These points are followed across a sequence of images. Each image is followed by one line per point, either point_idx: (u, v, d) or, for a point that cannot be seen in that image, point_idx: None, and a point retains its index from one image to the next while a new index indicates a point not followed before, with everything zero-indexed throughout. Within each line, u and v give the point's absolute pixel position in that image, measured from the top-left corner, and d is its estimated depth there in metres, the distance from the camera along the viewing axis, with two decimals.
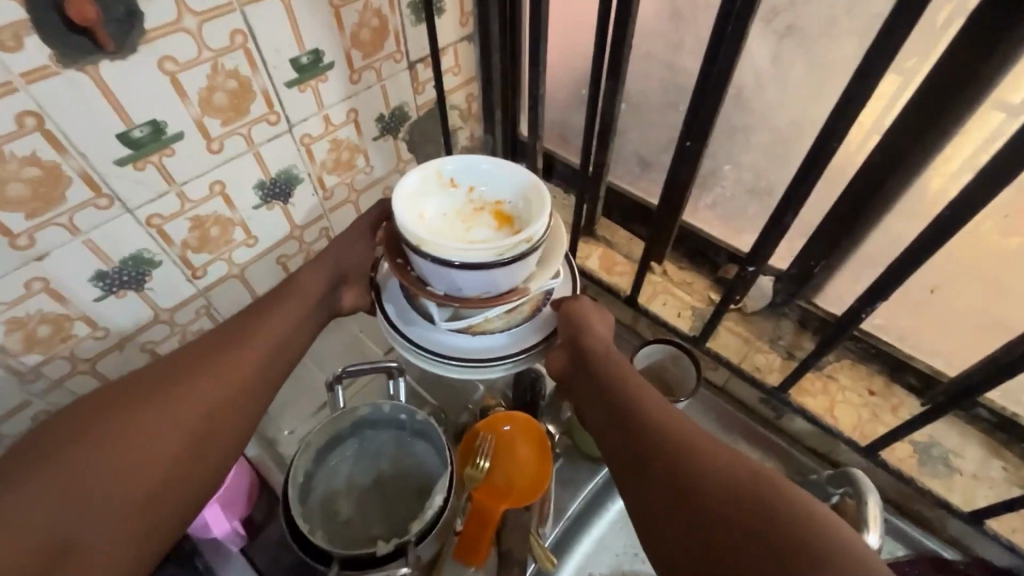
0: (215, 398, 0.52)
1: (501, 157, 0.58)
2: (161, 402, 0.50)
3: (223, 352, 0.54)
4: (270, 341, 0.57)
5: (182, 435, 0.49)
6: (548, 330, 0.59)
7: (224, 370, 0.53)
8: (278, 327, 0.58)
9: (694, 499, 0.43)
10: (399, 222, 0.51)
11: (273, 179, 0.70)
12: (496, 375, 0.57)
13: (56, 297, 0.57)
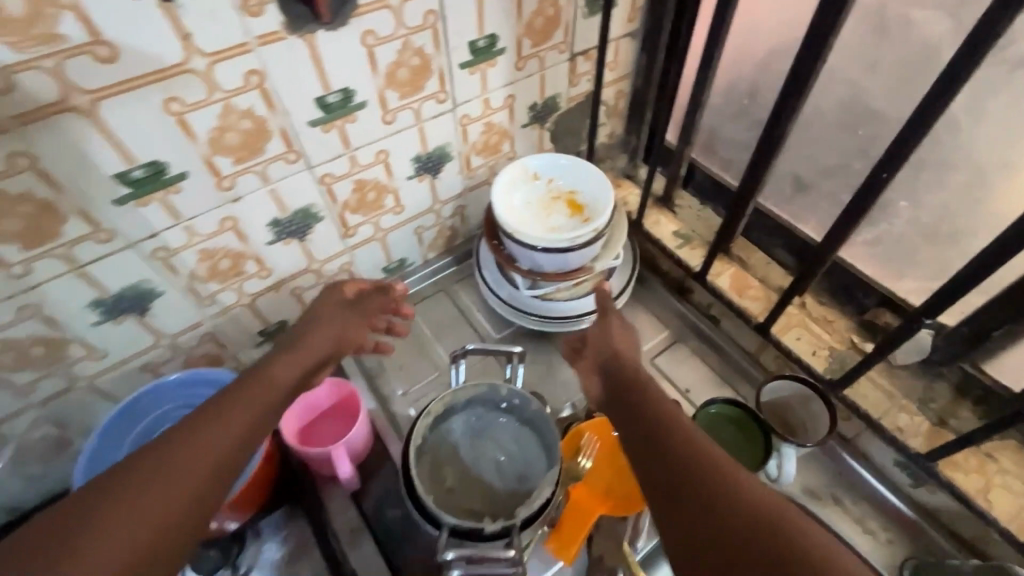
0: (225, 447, 0.48)
1: (578, 159, 0.77)
2: (182, 458, 0.46)
3: (218, 411, 0.50)
4: (278, 391, 0.55)
5: (182, 499, 0.44)
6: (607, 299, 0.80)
7: (229, 422, 0.50)
8: (280, 380, 0.56)
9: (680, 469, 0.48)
10: (498, 217, 0.73)
11: (429, 154, 0.74)
12: (563, 329, 0.81)
13: (239, 236, 0.64)
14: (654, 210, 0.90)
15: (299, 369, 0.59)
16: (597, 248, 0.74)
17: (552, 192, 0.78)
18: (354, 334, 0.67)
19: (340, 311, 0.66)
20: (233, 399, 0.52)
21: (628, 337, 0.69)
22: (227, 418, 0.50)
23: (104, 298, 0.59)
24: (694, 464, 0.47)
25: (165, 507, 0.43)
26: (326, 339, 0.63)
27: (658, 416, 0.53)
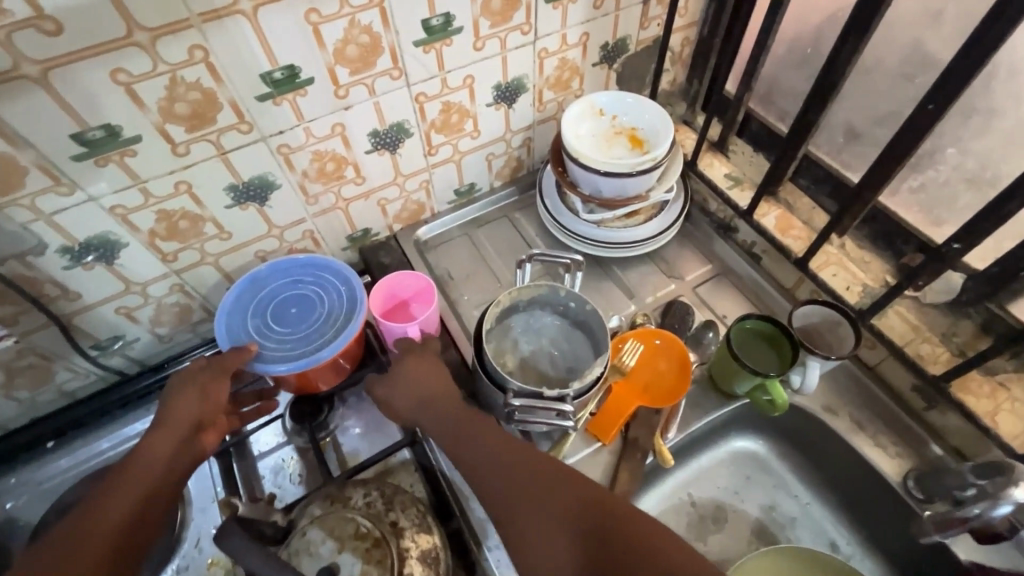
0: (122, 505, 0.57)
1: (642, 97, 0.84)
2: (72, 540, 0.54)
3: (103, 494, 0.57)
4: (158, 465, 0.61)
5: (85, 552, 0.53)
6: (659, 230, 0.88)
7: (118, 502, 0.57)
8: (160, 454, 0.61)
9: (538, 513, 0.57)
10: (566, 144, 0.81)
11: (507, 84, 0.82)
12: (615, 255, 0.89)
13: (344, 142, 0.74)
14: (709, 154, 0.96)
15: (178, 441, 0.63)
16: (653, 178, 0.82)
17: (616, 126, 0.86)
18: (221, 396, 0.67)
19: (187, 383, 0.66)
20: (117, 487, 0.58)
21: (426, 371, 0.69)
22: (103, 517, 0.56)
23: (237, 184, 0.71)
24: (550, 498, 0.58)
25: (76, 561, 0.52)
26: (192, 408, 0.65)
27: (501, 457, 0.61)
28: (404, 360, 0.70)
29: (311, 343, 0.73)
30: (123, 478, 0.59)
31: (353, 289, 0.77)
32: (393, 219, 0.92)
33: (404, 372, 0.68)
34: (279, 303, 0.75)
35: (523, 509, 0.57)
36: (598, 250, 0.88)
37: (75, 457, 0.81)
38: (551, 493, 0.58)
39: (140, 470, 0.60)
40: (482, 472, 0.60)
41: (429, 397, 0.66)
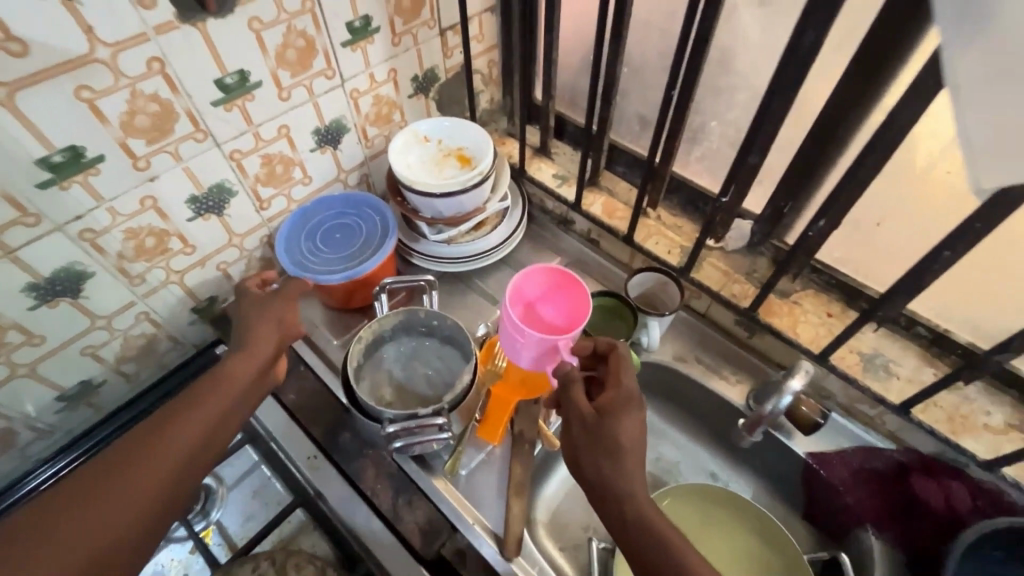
0: (201, 421, 0.58)
1: (458, 118, 0.90)
2: (167, 433, 0.56)
3: (182, 404, 0.59)
4: (234, 391, 0.62)
5: (179, 456, 0.56)
6: (504, 236, 0.95)
7: (205, 404, 0.59)
8: (236, 375, 0.63)
9: (637, 538, 0.55)
10: (398, 175, 0.84)
11: (327, 127, 0.83)
12: (470, 267, 0.94)
13: (160, 214, 0.71)
14: (536, 159, 1.05)
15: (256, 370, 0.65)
16: (486, 190, 0.87)
17: (442, 148, 0.90)
18: (291, 322, 0.70)
19: (263, 318, 0.69)
20: (201, 396, 0.60)
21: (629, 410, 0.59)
22: (191, 420, 0.58)
23: (37, 281, 0.64)
24: (651, 540, 0.54)
25: (169, 463, 0.55)
26: (267, 335, 0.68)
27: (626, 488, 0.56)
28: (616, 417, 0.59)
29: (350, 263, 0.84)
30: (202, 392, 0.60)
31: (387, 219, 0.87)
32: (240, 282, 0.88)
33: (612, 429, 0.58)
34: (325, 230, 0.86)
35: (629, 527, 0.55)
36: (455, 267, 0.94)
37: None
38: (650, 531, 0.54)
39: (228, 377, 0.62)
40: (609, 480, 0.57)
41: (617, 448, 0.57)
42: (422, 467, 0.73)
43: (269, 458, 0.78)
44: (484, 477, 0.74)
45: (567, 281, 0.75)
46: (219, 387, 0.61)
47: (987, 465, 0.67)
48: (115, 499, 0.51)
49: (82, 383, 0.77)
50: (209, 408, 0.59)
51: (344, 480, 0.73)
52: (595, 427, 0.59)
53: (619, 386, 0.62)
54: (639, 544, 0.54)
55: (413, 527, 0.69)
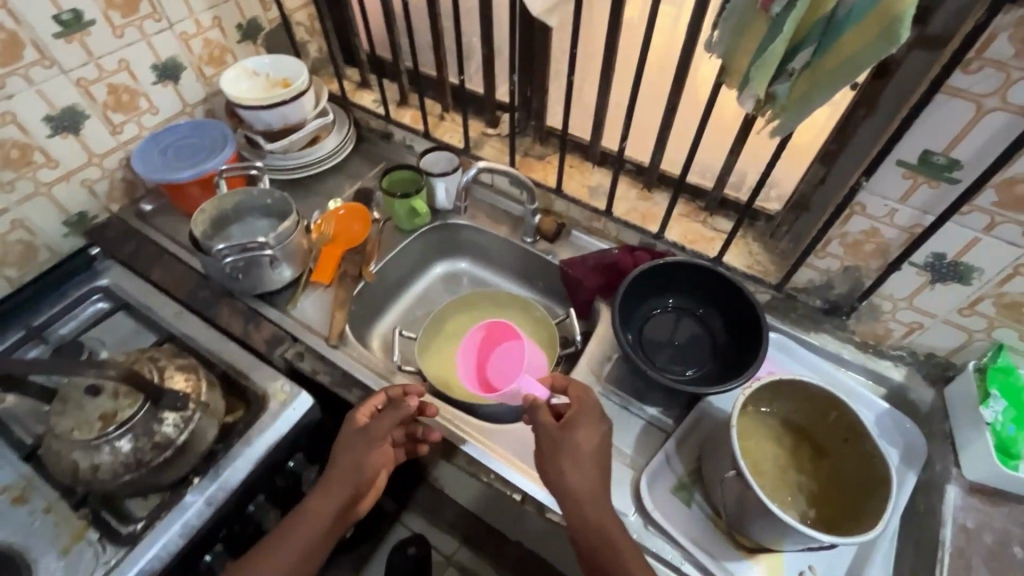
0: (331, 509, 0.75)
1: (276, 54, 1.13)
2: (304, 517, 0.74)
3: (321, 495, 0.76)
4: (320, 522, 0.74)
5: (310, 538, 0.73)
6: (333, 144, 1.17)
7: (333, 490, 0.76)
8: (343, 476, 0.77)
9: (599, 553, 0.67)
10: (229, 97, 1.07)
11: (164, 64, 1.04)
12: (307, 171, 1.15)
13: (20, 129, 0.89)
14: (359, 91, 1.29)
15: (339, 502, 0.75)
16: (305, 103, 1.10)
17: (270, 78, 1.13)
18: (380, 428, 0.78)
19: (356, 442, 0.79)
20: (331, 482, 0.77)
21: (592, 435, 0.72)
22: (321, 506, 0.75)
23: None
24: (603, 549, 0.67)
25: (305, 540, 0.73)
26: (356, 458, 0.78)
27: (592, 510, 0.68)
28: (571, 430, 0.72)
29: (191, 166, 1.04)
30: (297, 519, 0.74)
31: (226, 135, 1.09)
32: (107, 200, 1.06)
33: (569, 441, 0.71)
34: (176, 147, 1.07)
35: (592, 538, 0.68)
36: (296, 172, 1.15)
37: None
38: (603, 546, 0.67)
39: (312, 512, 0.74)
40: (582, 499, 0.69)
41: (575, 458, 0.70)
42: (269, 303, 0.97)
43: (143, 321, 0.96)
44: (318, 306, 0.98)
45: (487, 339, 0.95)
46: (310, 518, 0.74)
47: (659, 236, 0.99)
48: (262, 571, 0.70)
49: None
50: (333, 496, 0.75)
51: (206, 322, 0.94)
52: (558, 438, 0.72)
53: (581, 404, 0.75)
54: (598, 554, 0.67)
55: (260, 339, 0.91)
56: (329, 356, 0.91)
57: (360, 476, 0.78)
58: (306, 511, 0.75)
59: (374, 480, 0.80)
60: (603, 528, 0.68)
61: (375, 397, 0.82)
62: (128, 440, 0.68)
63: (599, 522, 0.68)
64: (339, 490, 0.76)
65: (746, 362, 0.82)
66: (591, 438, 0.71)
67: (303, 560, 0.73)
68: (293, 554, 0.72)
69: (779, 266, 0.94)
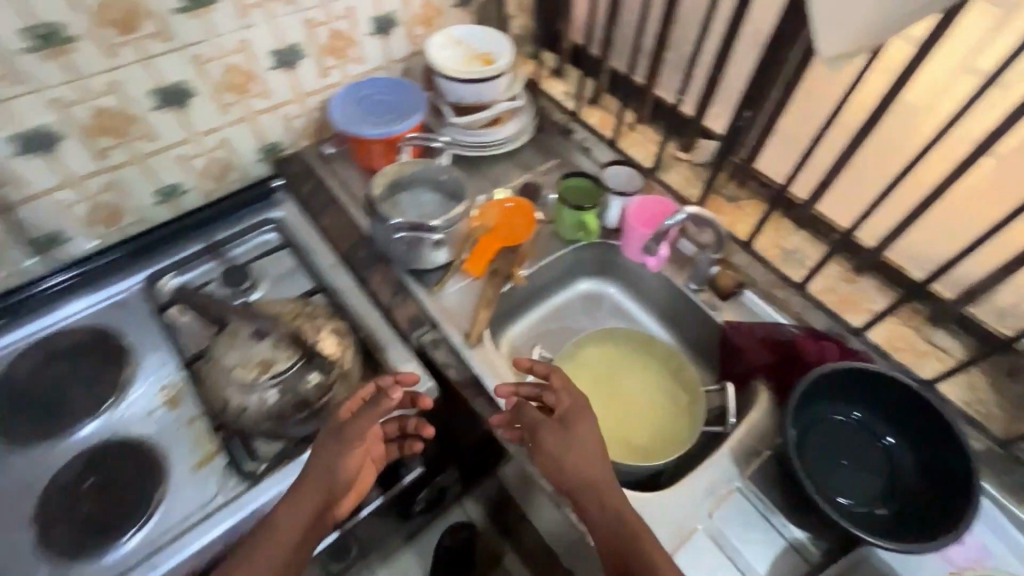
0: (309, 509, 0.66)
1: (487, 28, 1.10)
2: (275, 529, 0.65)
3: (292, 501, 0.66)
4: (292, 539, 0.65)
5: (291, 546, 0.65)
6: (513, 131, 1.12)
7: (313, 488, 0.67)
8: (324, 464, 0.67)
9: (615, 539, 0.66)
10: (432, 62, 1.06)
11: (382, 17, 1.04)
12: (479, 152, 1.11)
13: (251, 57, 0.94)
14: (550, 79, 1.24)
15: (315, 509, 0.67)
16: (502, 84, 1.07)
17: (473, 49, 1.10)
18: (362, 425, 0.68)
19: (334, 441, 0.69)
20: (306, 479, 0.67)
21: (582, 414, 0.75)
22: (297, 505, 0.66)
23: (159, 87, 0.87)
24: (615, 517, 0.67)
25: (286, 545, 0.64)
26: (339, 464, 0.68)
27: (592, 486, 0.69)
28: (577, 417, 0.74)
29: (382, 125, 1.05)
30: (263, 534, 0.65)
31: (418, 99, 1.09)
32: (298, 136, 1.10)
33: (575, 418, 0.74)
34: (369, 101, 1.08)
35: (597, 513, 0.68)
36: (468, 151, 1.11)
37: (40, 324, 0.92)
38: (616, 517, 0.67)
39: (281, 525, 0.65)
40: (576, 474, 0.70)
41: (575, 450, 0.71)
42: (417, 282, 0.95)
43: (302, 262, 1.00)
44: (464, 297, 0.95)
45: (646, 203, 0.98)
46: (279, 533, 0.65)
47: (857, 331, 0.85)
48: None
49: (173, 187, 0.99)
50: (312, 499, 0.66)
51: (358, 281, 0.95)
52: (565, 424, 0.73)
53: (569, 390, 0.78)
54: (614, 533, 0.66)
55: (404, 317, 0.91)
56: (464, 355, 0.88)
57: (333, 473, 0.67)
58: (278, 516, 0.66)
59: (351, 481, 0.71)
60: (607, 504, 0.68)
61: (361, 390, 0.73)
62: (274, 391, 0.71)
63: (600, 491, 0.68)
64: (318, 492, 0.67)
65: (941, 524, 0.68)
66: (564, 399, 0.77)
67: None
68: (274, 549, 0.64)
69: (1006, 415, 0.78)
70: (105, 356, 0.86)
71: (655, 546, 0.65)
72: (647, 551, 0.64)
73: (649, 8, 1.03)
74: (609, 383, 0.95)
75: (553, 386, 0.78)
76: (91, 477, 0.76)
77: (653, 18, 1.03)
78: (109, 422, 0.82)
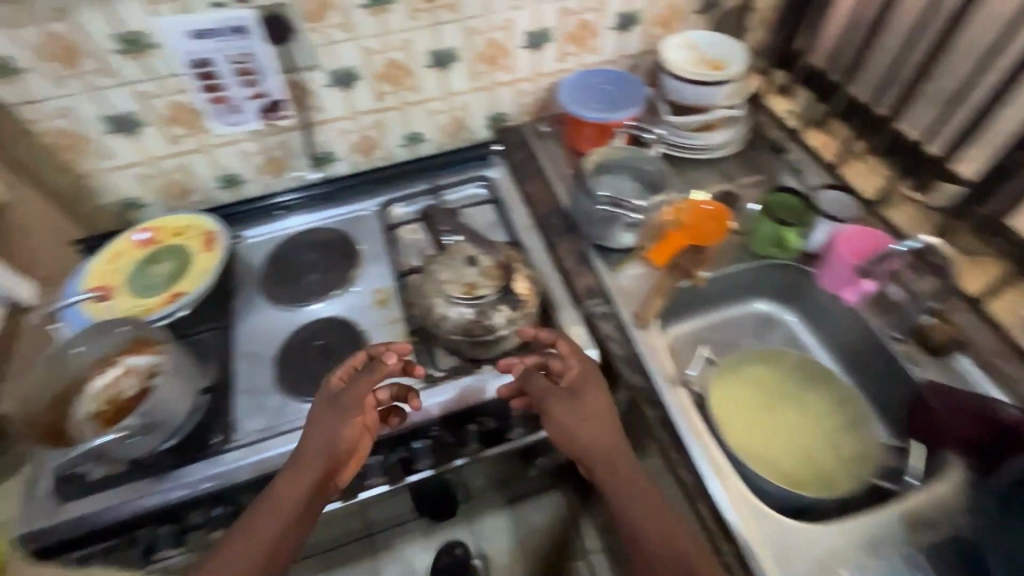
0: (306, 481, 0.73)
1: (725, 36, 1.13)
2: (274, 497, 0.71)
3: (291, 473, 0.73)
4: (289, 510, 0.71)
5: (293, 511, 0.71)
6: (723, 139, 1.13)
7: (308, 463, 0.73)
8: (321, 436, 0.75)
9: (623, 501, 0.72)
10: (663, 59, 1.11)
11: (627, 14, 1.12)
12: (683, 153, 1.14)
13: (509, 35, 1.07)
14: (774, 96, 1.21)
15: (314, 479, 0.73)
16: (728, 91, 1.08)
17: (705, 54, 1.12)
18: (360, 391, 0.78)
19: (332, 416, 0.76)
20: (305, 450, 0.74)
21: (588, 385, 0.81)
22: (298, 476, 0.73)
23: (437, 49, 1.05)
24: (622, 485, 0.73)
25: (287, 510, 0.71)
26: (333, 436, 0.75)
27: (598, 453, 0.75)
28: (581, 390, 0.80)
29: (601, 111, 1.12)
30: (263, 504, 0.72)
31: (638, 94, 1.14)
32: (522, 111, 1.23)
33: (581, 393, 0.79)
34: (593, 87, 1.16)
35: (612, 482, 0.74)
36: (673, 150, 1.14)
37: (301, 221, 1.16)
38: (629, 485, 0.73)
39: (279, 500, 0.71)
40: (591, 443, 0.76)
41: (582, 416, 0.78)
42: (600, 257, 1.01)
43: (503, 218, 1.12)
44: (641, 283, 0.98)
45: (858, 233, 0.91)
46: (280, 504, 0.71)
47: None
48: (242, 549, 0.69)
49: (417, 134, 1.18)
50: (310, 472, 0.73)
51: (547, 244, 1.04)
52: (572, 395, 0.79)
53: (581, 361, 0.83)
54: (623, 495, 0.72)
55: (582, 285, 0.97)
56: (630, 333, 0.92)
57: (334, 445, 0.75)
58: (277, 487, 0.72)
59: (351, 451, 0.78)
60: (617, 473, 0.74)
61: (354, 359, 0.83)
62: (471, 312, 0.81)
63: (607, 457, 0.75)
64: (320, 462, 0.73)
65: None
66: (570, 370, 0.82)
67: (272, 551, 0.70)
68: (277, 512, 0.71)
69: None
70: (343, 254, 1.07)
71: (658, 510, 0.71)
72: (650, 516, 0.70)
73: (916, 32, 0.96)
74: (772, 408, 0.90)
75: (559, 353, 0.83)
76: (319, 342, 0.95)
77: (918, 45, 0.96)
78: (333, 307, 1.01)
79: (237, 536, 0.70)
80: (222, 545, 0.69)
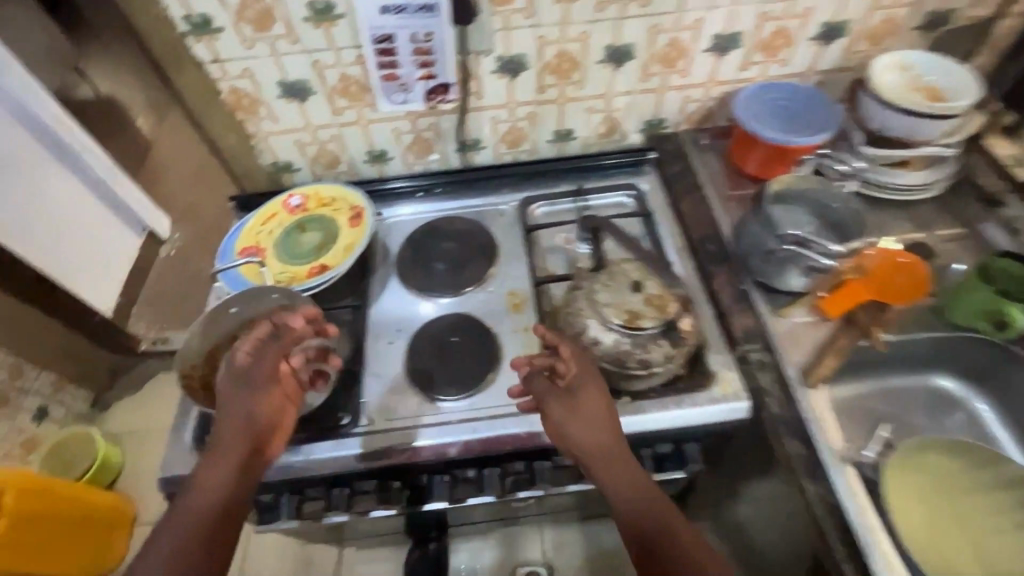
0: (231, 461, 0.69)
1: (950, 62, 0.97)
2: (196, 482, 0.67)
3: (216, 458, 0.69)
4: (222, 488, 0.67)
5: (219, 493, 0.67)
6: (925, 181, 0.98)
7: (232, 444, 0.70)
8: (241, 413, 0.71)
9: (637, 517, 0.65)
10: (870, 81, 0.97)
11: (834, 25, 0.98)
12: (871, 192, 1.00)
13: (696, 36, 0.97)
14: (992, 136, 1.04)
15: (242, 455, 0.69)
16: (946, 126, 0.93)
17: (920, 82, 0.97)
18: (266, 360, 0.75)
19: (241, 390, 0.73)
20: (225, 431, 0.70)
21: (590, 374, 0.72)
22: (223, 458, 0.69)
23: (614, 44, 0.97)
24: (636, 504, 0.66)
25: (213, 495, 0.66)
26: (253, 409, 0.72)
27: (603, 458, 0.68)
28: (582, 389, 0.71)
29: (784, 131, 0.98)
30: (187, 497, 0.66)
31: (830, 116, 0.99)
32: (684, 119, 1.13)
33: (581, 395, 0.71)
34: (775, 103, 1.02)
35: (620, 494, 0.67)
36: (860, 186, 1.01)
37: (438, 207, 1.13)
38: (642, 494, 0.66)
39: (206, 480, 0.67)
40: (596, 449, 0.69)
41: (581, 416, 0.70)
42: (763, 297, 0.90)
43: (651, 234, 1.03)
44: (808, 333, 0.87)
45: None
46: (205, 488, 0.67)
47: None
48: (175, 538, 0.63)
49: (567, 131, 1.11)
50: (234, 450, 0.69)
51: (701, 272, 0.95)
52: (571, 394, 0.71)
53: (582, 360, 0.73)
54: (635, 506, 0.66)
55: (740, 325, 0.88)
56: (794, 390, 0.81)
57: (253, 418, 0.71)
58: (201, 473, 0.68)
59: (272, 426, 0.73)
60: (624, 490, 0.66)
61: (256, 330, 0.77)
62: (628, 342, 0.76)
63: (613, 468, 0.68)
64: (243, 439, 0.70)
65: None
66: (568, 366, 0.73)
67: (213, 533, 0.65)
68: (208, 496, 0.66)
69: None
70: (479, 250, 1.03)
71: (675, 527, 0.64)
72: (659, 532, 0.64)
73: None
74: None
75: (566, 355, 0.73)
76: (449, 341, 0.92)
77: None
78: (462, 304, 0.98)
79: (165, 531, 0.64)
80: (148, 544, 0.64)
